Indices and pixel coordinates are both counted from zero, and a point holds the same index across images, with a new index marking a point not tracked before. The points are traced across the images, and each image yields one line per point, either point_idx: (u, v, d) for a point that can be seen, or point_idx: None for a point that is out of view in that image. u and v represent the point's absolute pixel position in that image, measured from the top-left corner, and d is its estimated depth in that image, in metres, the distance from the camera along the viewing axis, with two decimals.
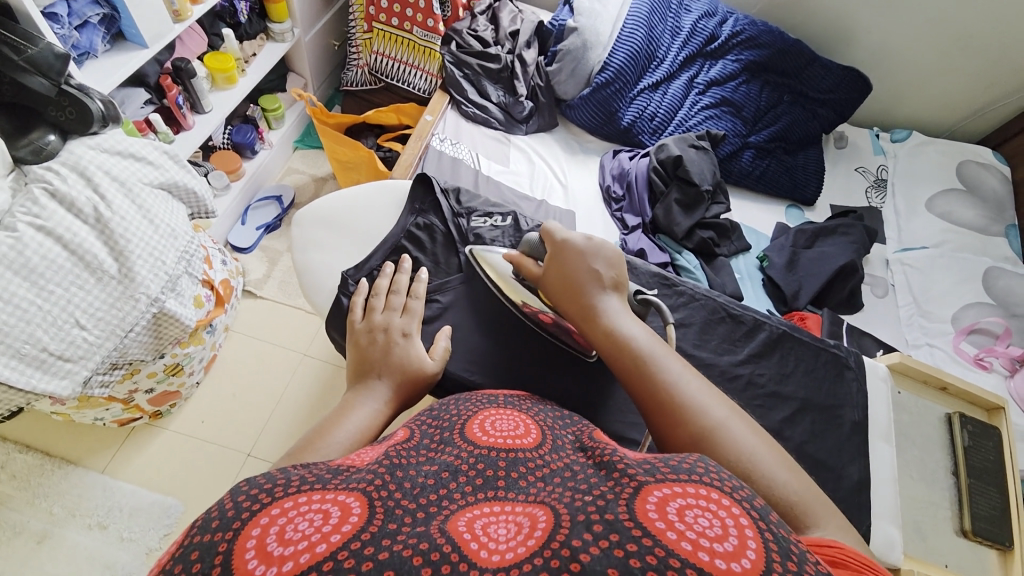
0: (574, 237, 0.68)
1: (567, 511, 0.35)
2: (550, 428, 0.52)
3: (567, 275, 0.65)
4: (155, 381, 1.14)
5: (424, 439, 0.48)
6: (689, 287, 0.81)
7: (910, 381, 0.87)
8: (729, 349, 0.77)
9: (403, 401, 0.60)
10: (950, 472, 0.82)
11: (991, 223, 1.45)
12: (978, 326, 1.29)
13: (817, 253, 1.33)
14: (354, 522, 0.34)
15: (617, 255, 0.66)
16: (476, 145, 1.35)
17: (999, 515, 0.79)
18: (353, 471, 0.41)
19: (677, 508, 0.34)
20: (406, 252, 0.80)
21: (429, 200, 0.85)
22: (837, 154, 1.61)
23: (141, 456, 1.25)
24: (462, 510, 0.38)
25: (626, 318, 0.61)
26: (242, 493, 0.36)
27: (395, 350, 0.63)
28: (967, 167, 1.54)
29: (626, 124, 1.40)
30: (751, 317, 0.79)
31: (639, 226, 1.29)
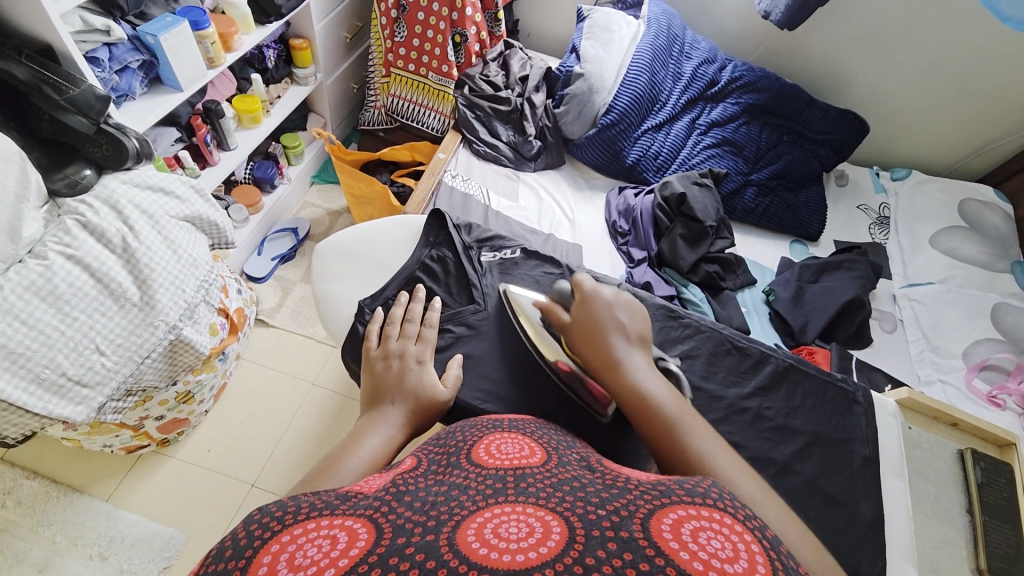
0: (603, 288, 0.66)
1: (581, 524, 0.34)
2: (555, 449, 0.52)
3: (597, 328, 0.62)
4: (165, 409, 1.16)
5: (432, 465, 0.48)
6: (694, 319, 0.82)
7: (921, 417, 0.85)
8: (737, 381, 0.77)
9: (415, 427, 0.61)
10: (966, 510, 0.80)
11: (996, 260, 1.46)
12: (989, 363, 1.28)
13: (822, 288, 1.34)
14: (361, 544, 0.33)
15: (641, 310, 0.65)
16: (486, 181, 1.40)
17: (1019, 556, 0.76)
18: (362, 499, 0.41)
19: (690, 530, 0.34)
20: (420, 283, 0.83)
21: (443, 232, 0.88)
22: (839, 191, 1.65)
23: (146, 484, 1.24)
24: (472, 515, 0.37)
25: (656, 380, 0.58)
26: (253, 522, 0.38)
27: (409, 377, 0.64)
28: (968, 204, 1.57)
29: (630, 162, 1.45)
30: (757, 349, 0.79)
31: (645, 260, 1.32)
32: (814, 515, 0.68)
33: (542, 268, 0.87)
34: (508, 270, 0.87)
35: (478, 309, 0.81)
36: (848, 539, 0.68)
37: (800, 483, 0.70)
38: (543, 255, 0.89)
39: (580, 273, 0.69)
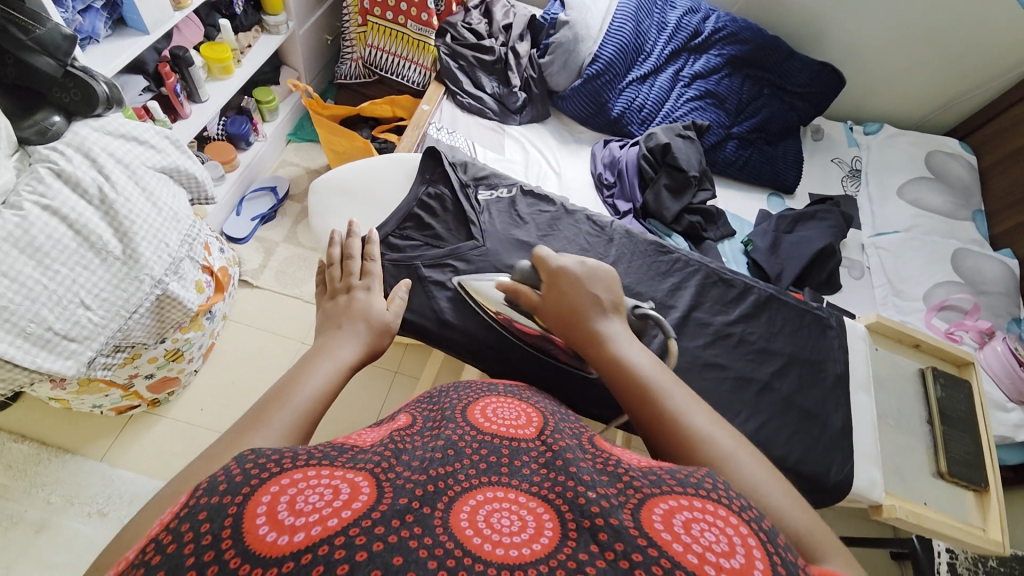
0: (570, 262, 0.66)
1: (574, 515, 0.35)
2: (550, 415, 0.52)
3: (563, 300, 0.62)
4: (155, 367, 1.15)
5: (427, 422, 0.48)
6: (682, 253, 0.86)
7: (887, 340, 0.92)
8: (722, 311, 0.82)
9: (367, 347, 0.60)
10: (925, 421, 0.87)
11: (957, 209, 1.55)
12: (948, 303, 1.37)
13: (796, 237, 1.42)
14: (365, 499, 0.33)
15: (614, 279, 0.65)
16: (472, 134, 1.38)
17: (975, 461, 0.84)
18: (359, 452, 0.40)
19: (683, 521, 0.34)
20: (419, 219, 0.83)
21: (440, 170, 0.88)
22: (814, 145, 1.71)
23: (139, 443, 1.25)
24: (467, 494, 0.37)
25: (627, 343, 0.58)
26: (249, 461, 0.36)
27: (356, 304, 0.64)
28: (935, 156, 1.64)
29: (616, 114, 1.45)
30: (741, 282, 0.84)
31: (630, 211, 1.34)
32: (791, 427, 0.75)
33: (535, 206, 0.88)
34: (505, 208, 0.88)
35: (477, 246, 0.81)
36: (820, 446, 0.74)
37: (779, 399, 0.76)
38: (540, 193, 0.90)
39: (543, 248, 0.69)
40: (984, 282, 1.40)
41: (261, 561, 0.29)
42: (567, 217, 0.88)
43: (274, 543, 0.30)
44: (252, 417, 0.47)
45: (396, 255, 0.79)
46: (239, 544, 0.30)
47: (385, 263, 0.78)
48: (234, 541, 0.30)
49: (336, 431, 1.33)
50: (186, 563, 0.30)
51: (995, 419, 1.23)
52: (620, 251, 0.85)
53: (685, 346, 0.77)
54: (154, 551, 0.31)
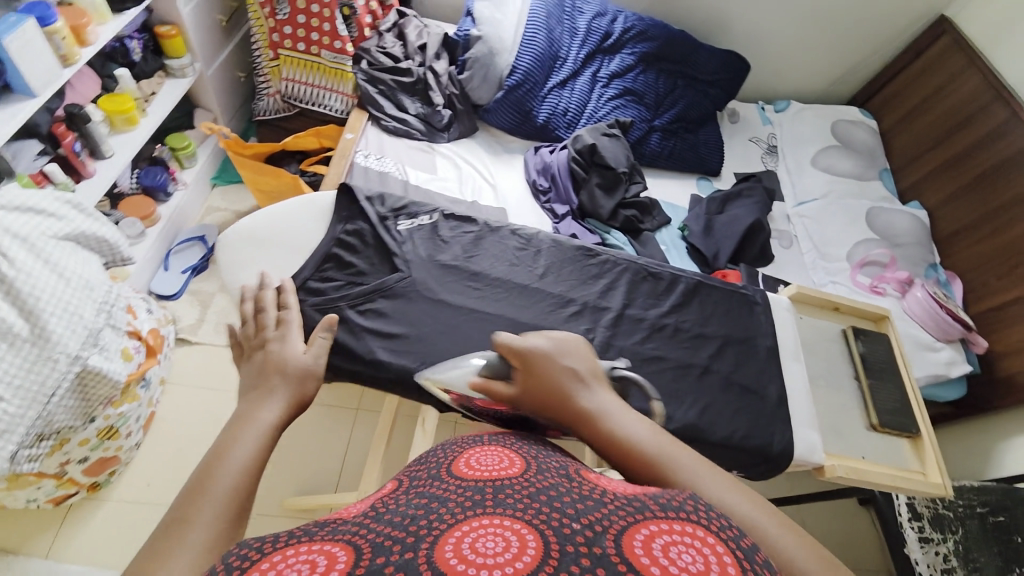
0: (535, 340, 0.57)
1: (556, 538, 0.33)
2: (536, 457, 0.49)
3: (541, 389, 0.53)
4: (88, 449, 1.06)
5: (414, 481, 0.46)
6: (609, 254, 0.88)
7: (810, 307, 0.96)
8: (654, 302, 0.85)
9: (295, 401, 0.57)
10: (854, 377, 0.91)
11: (865, 170, 1.67)
12: (869, 259, 1.47)
13: (727, 217, 1.51)
14: (345, 562, 0.31)
15: (583, 345, 0.58)
16: (401, 157, 1.36)
17: (903, 408, 0.89)
18: (339, 522, 0.38)
19: (662, 544, 0.33)
20: (339, 260, 0.81)
21: (357, 207, 0.85)
22: (732, 128, 1.81)
23: (86, 531, 1.15)
24: (451, 528, 0.35)
25: (623, 418, 0.50)
26: (230, 555, 0.34)
27: (273, 358, 0.61)
28: (840, 125, 1.76)
29: (541, 121, 1.48)
30: (668, 273, 0.87)
31: (568, 213, 1.38)
32: (734, 405, 0.78)
33: (458, 230, 0.88)
34: (428, 235, 0.86)
35: (403, 277, 0.80)
36: (762, 419, 0.79)
37: (718, 380, 0.80)
38: (461, 214, 0.88)
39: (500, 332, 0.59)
40: (898, 236, 1.50)
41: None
42: (491, 234, 0.88)
43: None
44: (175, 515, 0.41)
45: (317, 299, 0.77)
46: None
47: (307, 309, 0.76)
48: None
49: (301, 479, 1.28)
50: None
51: (926, 358, 1.29)
52: (549, 261, 0.86)
53: (624, 342, 0.80)
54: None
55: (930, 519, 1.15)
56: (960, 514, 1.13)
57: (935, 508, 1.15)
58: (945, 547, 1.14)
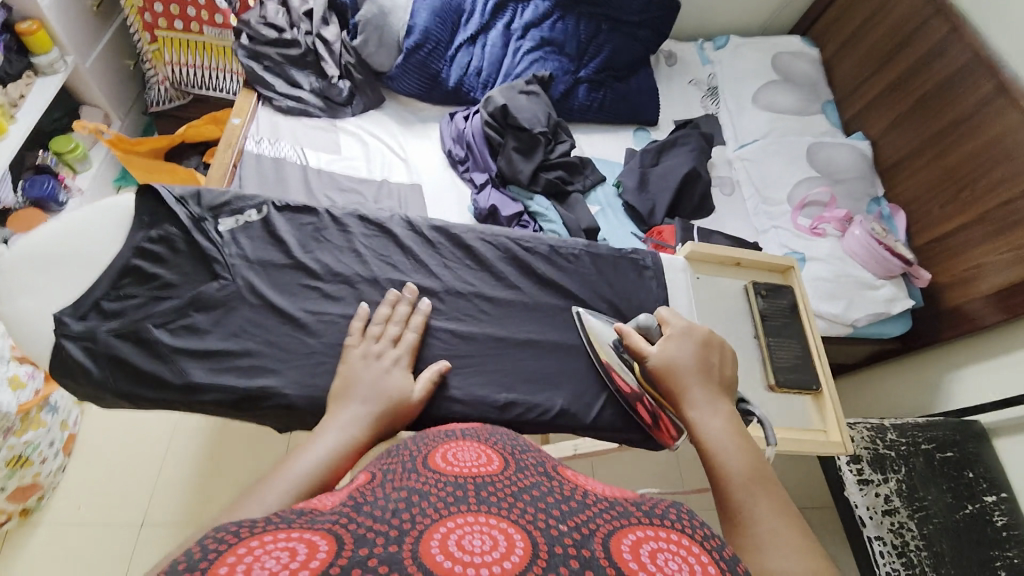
0: (693, 329, 0.65)
1: (544, 540, 0.36)
2: (512, 454, 0.50)
3: (683, 361, 0.61)
4: (1, 480, 1.00)
5: (388, 474, 0.44)
6: (475, 233, 0.72)
7: (708, 266, 0.81)
8: (529, 281, 0.71)
9: (386, 423, 0.53)
10: (752, 336, 0.78)
11: (808, 105, 1.58)
12: (809, 199, 1.40)
13: (663, 168, 1.43)
14: (323, 557, 0.31)
15: (729, 357, 0.64)
16: (299, 138, 1.25)
17: (803, 363, 0.77)
18: (318, 513, 0.37)
19: (648, 550, 0.37)
20: (140, 274, 0.60)
21: (162, 206, 0.62)
22: (670, 71, 1.70)
23: (18, 559, 1.10)
24: (436, 524, 0.36)
25: (732, 423, 0.56)
26: (207, 537, 0.33)
27: (375, 376, 0.56)
28: (781, 59, 1.65)
29: (453, 85, 1.37)
30: (541, 247, 0.73)
31: (488, 181, 1.28)
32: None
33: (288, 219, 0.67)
34: (260, 235, 0.64)
35: (227, 287, 0.61)
36: None
37: None
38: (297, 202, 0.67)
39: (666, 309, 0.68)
40: (837, 171, 1.43)
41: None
42: (332, 224, 0.67)
43: None
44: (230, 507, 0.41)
45: (115, 324, 0.57)
46: None
47: (104, 340, 0.57)
48: None
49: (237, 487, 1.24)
50: None
51: (866, 298, 1.26)
52: (401, 247, 0.68)
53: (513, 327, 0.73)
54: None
55: (870, 459, 1.10)
56: (903, 453, 1.11)
57: (877, 448, 1.11)
58: (887, 489, 1.09)
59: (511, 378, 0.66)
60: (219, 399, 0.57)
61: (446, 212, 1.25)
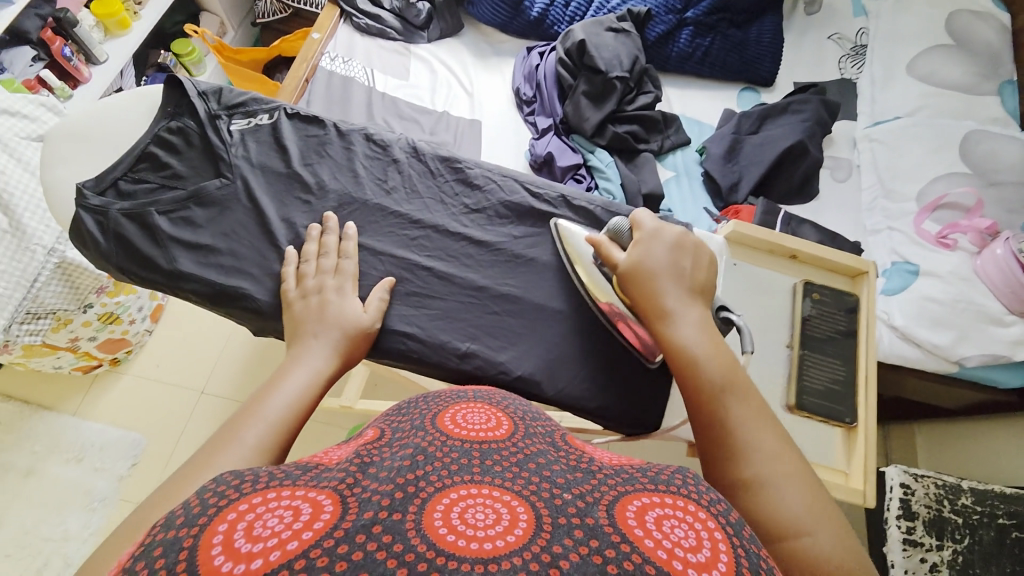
0: (666, 231, 0.57)
1: (547, 510, 0.30)
2: (523, 421, 0.43)
3: (656, 270, 0.54)
4: (94, 330, 1.20)
5: (396, 434, 0.39)
6: (482, 169, 0.67)
7: (751, 252, 0.68)
8: (529, 235, 0.65)
9: (349, 355, 0.55)
10: (784, 343, 0.65)
11: (983, 80, 1.21)
12: (944, 201, 1.10)
13: (761, 139, 1.21)
14: (326, 518, 0.28)
15: (708, 256, 0.58)
16: (371, 59, 1.24)
17: (843, 392, 0.63)
18: (324, 470, 0.34)
19: (653, 517, 0.31)
20: (156, 163, 0.61)
21: (185, 99, 0.64)
22: (805, 22, 1.41)
23: (106, 397, 1.35)
24: (439, 492, 0.31)
25: (708, 324, 0.53)
26: (208, 489, 0.30)
27: (329, 309, 0.55)
28: (957, 19, 1.27)
29: (536, 16, 1.26)
30: (554, 195, 0.67)
31: (551, 128, 1.18)
32: (644, 377, 0.62)
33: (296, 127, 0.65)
34: (266, 138, 0.64)
35: (227, 185, 0.61)
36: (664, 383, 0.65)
37: None
38: (309, 113, 0.66)
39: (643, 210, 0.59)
40: (997, 171, 1.10)
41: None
42: (338, 139, 0.65)
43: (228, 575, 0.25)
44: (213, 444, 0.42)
45: (126, 204, 0.59)
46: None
47: (115, 218, 0.59)
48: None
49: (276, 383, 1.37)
50: None
51: (988, 336, 1.00)
52: (406, 174, 0.65)
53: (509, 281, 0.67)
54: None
55: (927, 519, 0.92)
56: (972, 523, 0.91)
57: (939, 510, 0.92)
58: (937, 557, 0.91)
59: (479, 329, 0.61)
60: (197, 291, 0.58)
61: (502, 151, 1.19)
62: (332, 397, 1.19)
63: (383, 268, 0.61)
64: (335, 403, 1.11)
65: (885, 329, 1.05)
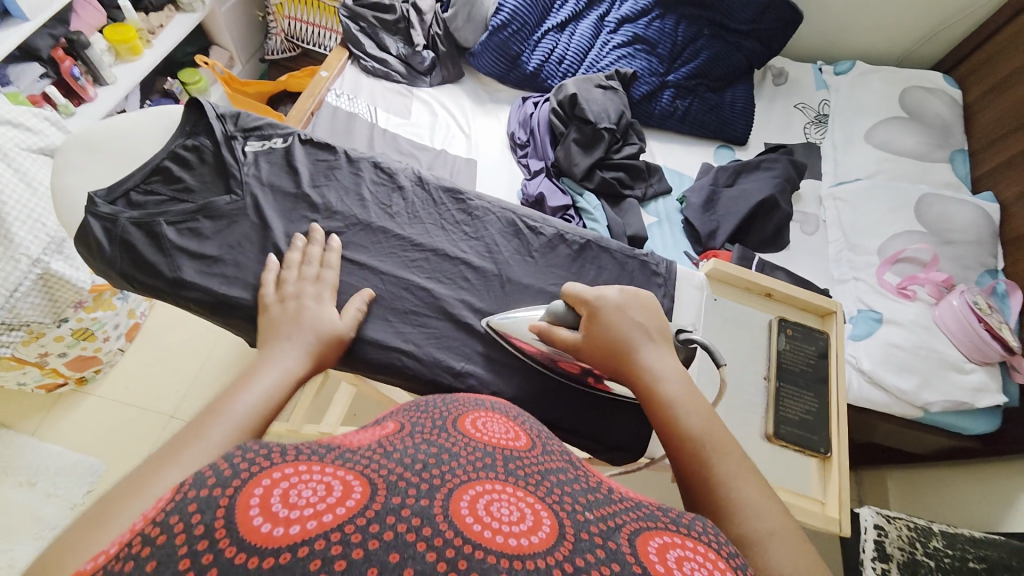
0: (606, 293, 0.58)
1: (569, 523, 0.31)
2: (542, 438, 0.44)
3: (607, 337, 0.55)
4: (65, 346, 1.16)
5: (418, 428, 0.40)
6: (482, 201, 0.71)
7: (731, 289, 0.73)
8: (523, 263, 0.68)
9: (323, 360, 0.54)
10: (762, 375, 0.69)
11: (933, 149, 1.34)
12: (903, 255, 1.19)
13: (736, 191, 1.31)
14: (357, 498, 0.28)
15: (653, 303, 0.59)
16: (375, 98, 1.31)
17: (816, 422, 0.66)
18: (347, 450, 0.34)
19: (675, 555, 0.30)
20: (168, 177, 0.63)
21: (204, 120, 0.67)
22: (775, 90, 1.55)
23: (68, 419, 1.28)
24: (464, 486, 0.31)
25: (668, 376, 0.53)
26: (239, 453, 0.31)
27: (306, 313, 0.55)
28: (910, 94, 1.42)
29: (531, 70, 1.36)
30: (550, 229, 0.71)
31: (542, 170, 1.25)
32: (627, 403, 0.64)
33: (307, 153, 0.69)
34: (278, 160, 0.67)
35: (238, 201, 0.63)
36: None
37: None
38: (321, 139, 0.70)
39: (571, 284, 0.61)
40: (951, 230, 1.20)
41: (259, 551, 0.25)
42: (346, 165, 0.69)
43: (269, 534, 0.26)
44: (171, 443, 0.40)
45: (135, 213, 0.60)
46: (234, 534, 0.25)
47: (122, 226, 0.60)
48: (229, 533, 0.26)
49: None
50: (177, 553, 0.25)
51: (950, 382, 1.06)
52: (410, 202, 0.69)
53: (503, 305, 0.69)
54: (140, 544, 0.26)
55: (901, 562, 0.93)
56: (946, 567, 0.92)
57: (912, 552, 0.93)
58: None
59: (472, 349, 0.62)
60: (198, 299, 0.59)
61: (496, 189, 1.25)
62: (312, 424, 1.16)
63: (385, 285, 0.64)
64: (315, 429, 1.08)
65: (855, 372, 1.10)
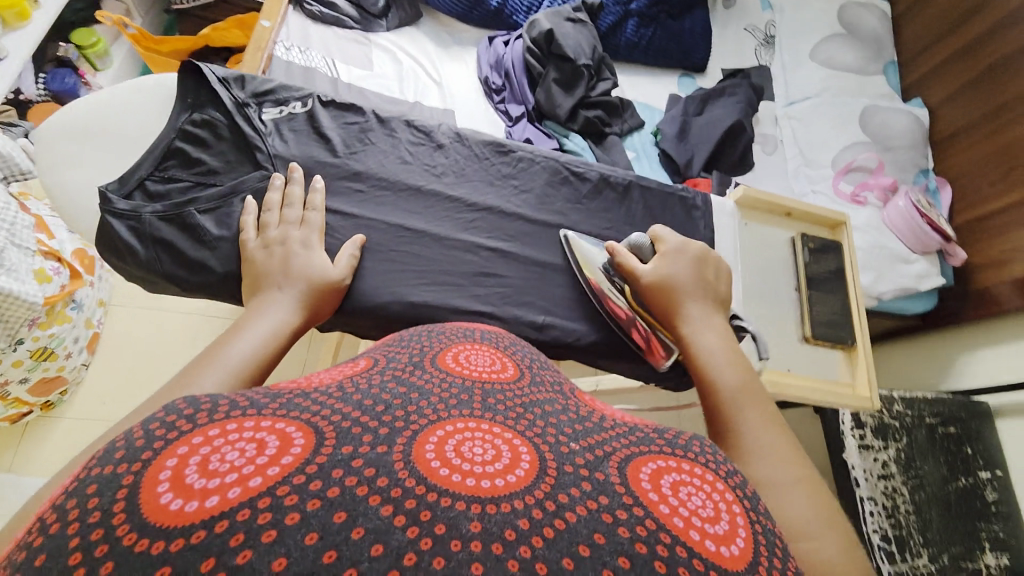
0: (686, 247, 0.61)
1: (554, 455, 0.29)
2: (529, 367, 0.44)
3: (672, 280, 0.57)
4: (24, 371, 1.03)
5: (392, 363, 0.38)
6: (526, 151, 0.72)
7: (757, 213, 0.79)
8: (575, 210, 0.71)
9: (314, 309, 0.52)
10: (793, 287, 0.78)
11: (870, 63, 1.46)
12: (854, 165, 1.33)
13: (706, 119, 1.35)
14: (297, 454, 0.25)
15: (724, 272, 0.61)
16: (329, 49, 1.18)
17: (840, 320, 0.77)
18: (299, 395, 0.31)
19: (671, 482, 0.30)
20: (184, 160, 0.61)
21: (205, 87, 0.64)
22: (726, 15, 1.57)
23: (43, 449, 1.15)
24: (432, 427, 0.30)
25: (717, 333, 0.54)
26: (154, 420, 0.26)
27: (294, 261, 0.53)
28: (847, 10, 1.51)
29: (495, 6, 1.29)
30: (594, 173, 0.72)
31: (524, 115, 1.22)
32: None
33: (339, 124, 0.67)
34: (301, 126, 0.65)
35: (269, 176, 0.62)
36: None
37: None
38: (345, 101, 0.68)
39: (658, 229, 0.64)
40: (891, 137, 1.35)
41: (160, 533, 0.21)
42: (379, 127, 0.68)
43: (179, 512, 0.22)
44: (181, 377, 0.38)
45: (161, 207, 0.58)
46: (133, 517, 0.22)
47: (149, 222, 0.58)
48: (129, 515, 0.22)
49: None
50: (68, 545, 0.21)
51: (897, 271, 1.23)
52: (452, 159, 0.70)
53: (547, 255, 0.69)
54: (36, 532, 0.22)
55: (874, 426, 1.12)
56: (908, 425, 1.13)
57: (883, 418, 1.13)
58: (885, 455, 1.11)
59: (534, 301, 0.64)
60: None
61: None
62: None
63: (440, 247, 0.66)
64: None
65: None
